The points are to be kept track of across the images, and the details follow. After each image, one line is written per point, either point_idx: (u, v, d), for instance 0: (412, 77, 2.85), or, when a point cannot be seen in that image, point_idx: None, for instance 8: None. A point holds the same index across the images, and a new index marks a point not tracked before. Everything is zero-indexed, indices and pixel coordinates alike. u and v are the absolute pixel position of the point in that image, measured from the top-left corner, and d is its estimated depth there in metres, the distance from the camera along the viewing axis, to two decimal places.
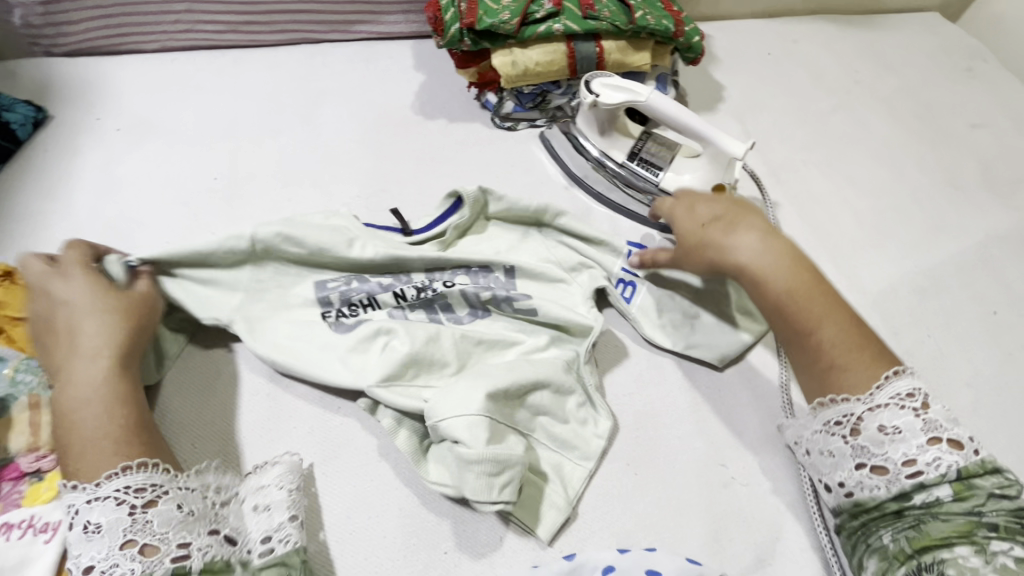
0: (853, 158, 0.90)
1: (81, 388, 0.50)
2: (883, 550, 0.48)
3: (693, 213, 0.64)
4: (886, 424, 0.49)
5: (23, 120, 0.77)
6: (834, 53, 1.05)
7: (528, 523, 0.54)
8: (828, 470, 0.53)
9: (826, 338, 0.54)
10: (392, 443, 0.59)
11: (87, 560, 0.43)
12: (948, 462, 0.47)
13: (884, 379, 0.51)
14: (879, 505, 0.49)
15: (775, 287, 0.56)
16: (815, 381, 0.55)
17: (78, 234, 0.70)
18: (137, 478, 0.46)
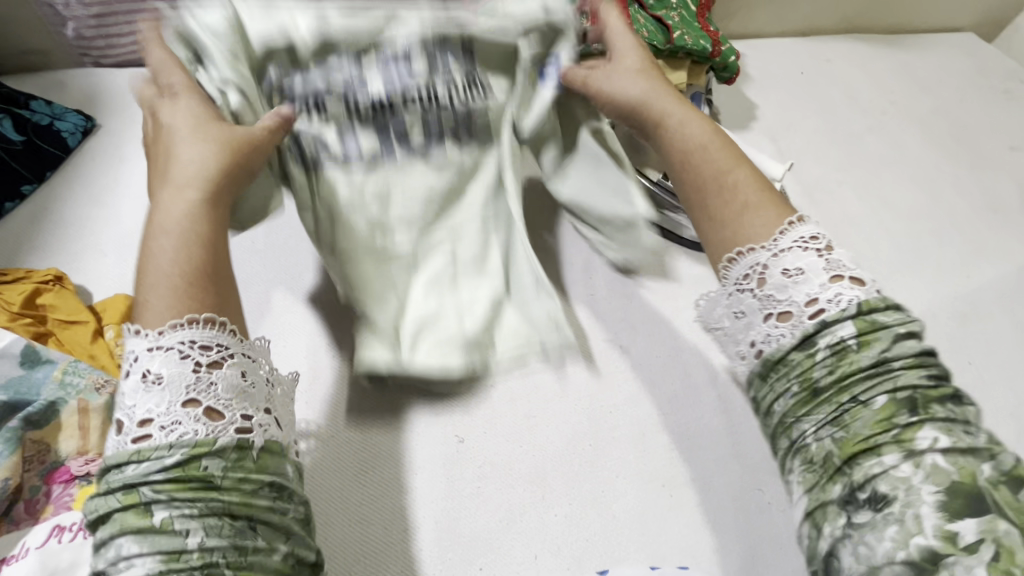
0: (889, 179, 0.89)
1: (176, 210, 0.46)
2: (807, 452, 0.44)
3: (617, 74, 0.59)
4: (789, 267, 0.48)
5: (74, 129, 0.79)
6: (868, 73, 1.05)
7: (565, 543, 0.55)
8: (742, 334, 0.51)
9: (733, 180, 0.53)
10: (427, 456, 0.60)
11: (144, 412, 0.39)
12: (849, 298, 0.45)
13: (788, 224, 0.50)
14: (788, 359, 0.46)
15: (692, 137, 0.56)
16: (722, 232, 0.53)
17: (123, 240, 0.72)
18: (205, 335, 0.41)
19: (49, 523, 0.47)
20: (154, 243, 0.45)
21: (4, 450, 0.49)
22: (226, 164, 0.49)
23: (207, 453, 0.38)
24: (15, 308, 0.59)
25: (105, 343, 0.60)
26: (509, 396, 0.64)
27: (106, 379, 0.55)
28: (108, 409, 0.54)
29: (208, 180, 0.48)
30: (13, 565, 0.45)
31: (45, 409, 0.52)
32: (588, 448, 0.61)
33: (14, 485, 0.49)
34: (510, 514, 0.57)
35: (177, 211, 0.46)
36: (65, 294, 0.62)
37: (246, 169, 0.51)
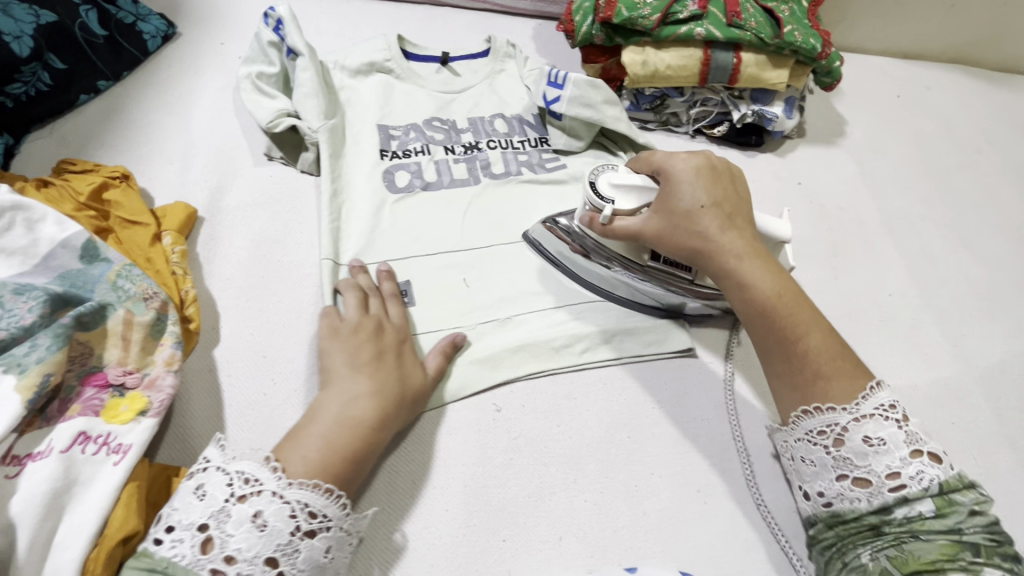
0: (976, 222, 0.84)
1: (350, 407, 0.49)
2: (865, 571, 0.45)
3: (687, 184, 0.57)
4: (870, 437, 0.47)
5: (155, 32, 0.78)
6: (968, 107, 0.99)
7: (591, 527, 0.54)
8: (808, 480, 0.51)
9: (813, 343, 0.52)
10: (464, 419, 0.58)
11: (234, 548, 0.40)
12: (930, 476, 0.45)
13: (866, 392, 0.48)
14: (855, 517, 0.47)
15: (762, 290, 0.53)
16: (780, 383, 0.52)
17: (188, 151, 0.71)
18: (321, 504, 0.43)
19: (73, 426, 0.44)
20: (319, 415, 0.48)
21: (52, 345, 0.45)
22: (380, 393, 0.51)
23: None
24: (80, 198, 0.59)
25: (161, 250, 0.59)
26: (553, 373, 0.62)
27: (155, 292, 0.52)
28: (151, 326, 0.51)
29: (370, 414, 0.49)
30: (35, 463, 0.41)
31: (96, 311, 0.49)
32: (626, 440, 0.59)
33: (55, 383, 0.44)
34: (538, 492, 0.55)
35: (321, 428, 0.47)
36: (130, 192, 0.61)
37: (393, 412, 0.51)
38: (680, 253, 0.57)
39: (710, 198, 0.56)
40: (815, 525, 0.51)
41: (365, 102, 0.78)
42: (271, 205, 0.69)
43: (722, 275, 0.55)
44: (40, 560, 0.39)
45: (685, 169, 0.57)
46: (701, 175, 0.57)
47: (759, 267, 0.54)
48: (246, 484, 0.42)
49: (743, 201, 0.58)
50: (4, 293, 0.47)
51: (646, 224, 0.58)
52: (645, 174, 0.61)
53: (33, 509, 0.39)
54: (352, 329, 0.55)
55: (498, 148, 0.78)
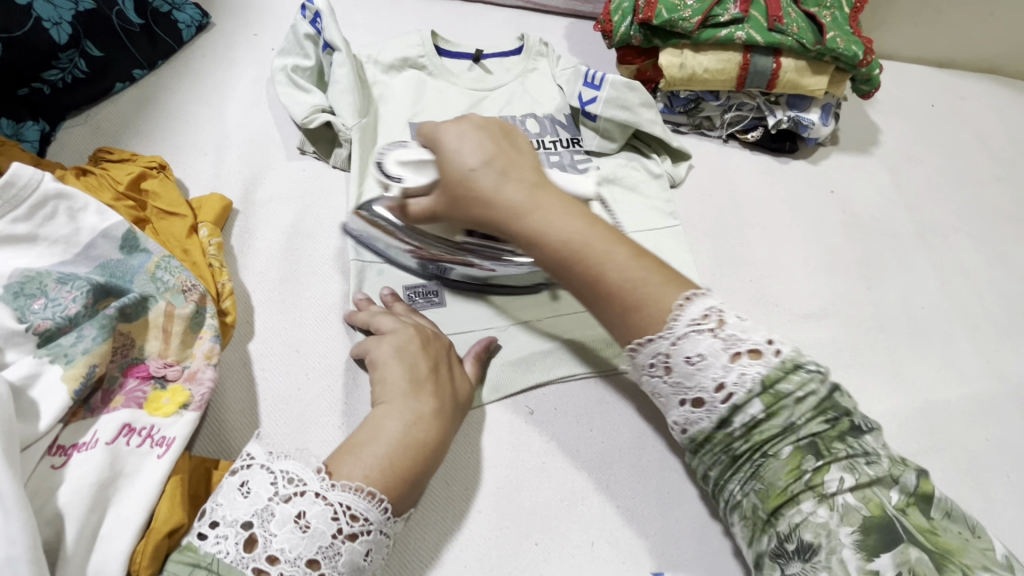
0: (1010, 235, 0.83)
1: (406, 418, 0.48)
2: (741, 509, 0.47)
3: (465, 140, 0.53)
4: (693, 354, 0.45)
5: (190, 22, 0.78)
6: (1003, 118, 0.97)
7: (622, 534, 0.54)
8: (665, 411, 0.49)
9: (612, 272, 0.49)
10: (497, 421, 0.58)
11: (276, 548, 0.40)
12: (751, 376, 0.44)
13: (679, 307, 0.47)
14: (709, 439, 0.47)
15: (557, 236, 0.50)
16: (619, 329, 0.50)
17: (223, 143, 0.71)
18: (363, 507, 0.42)
19: (118, 418, 0.44)
20: (379, 427, 0.47)
21: (97, 336, 0.45)
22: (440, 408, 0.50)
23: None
24: (119, 187, 0.59)
25: (198, 242, 0.59)
26: (587, 376, 0.62)
27: (194, 284, 0.52)
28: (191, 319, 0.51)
29: (431, 432, 0.48)
30: (80, 454, 0.42)
31: (137, 303, 0.49)
32: (659, 447, 0.58)
33: (99, 374, 0.45)
34: (570, 495, 0.55)
35: (386, 440, 0.46)
36: (167, 183, 0.61)
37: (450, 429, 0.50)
38: (480, 222, 0.53)
39: (481, 156, 0.52)
40: (686, 451, 0.51)
41: (399, 97, 0.78)
42: (305, 199, 0.69)
43: (526, 234, 0.51)
44: (86, 552, 0.39)
45: (462, 131, 0.53)
46: (476, 133, 0.54)
47: (564, 216, 0.51)
48: (290, 484, 0.42)
49: (526, 157, 0.55)
50: (47, 283, 0.47)
51: (433, 203, 0.54)
52: (428, 147, 0.56)
53: (81, 500, 0.40)
54: (405, 343, 0.53)
55: (529, 148, 0.77)
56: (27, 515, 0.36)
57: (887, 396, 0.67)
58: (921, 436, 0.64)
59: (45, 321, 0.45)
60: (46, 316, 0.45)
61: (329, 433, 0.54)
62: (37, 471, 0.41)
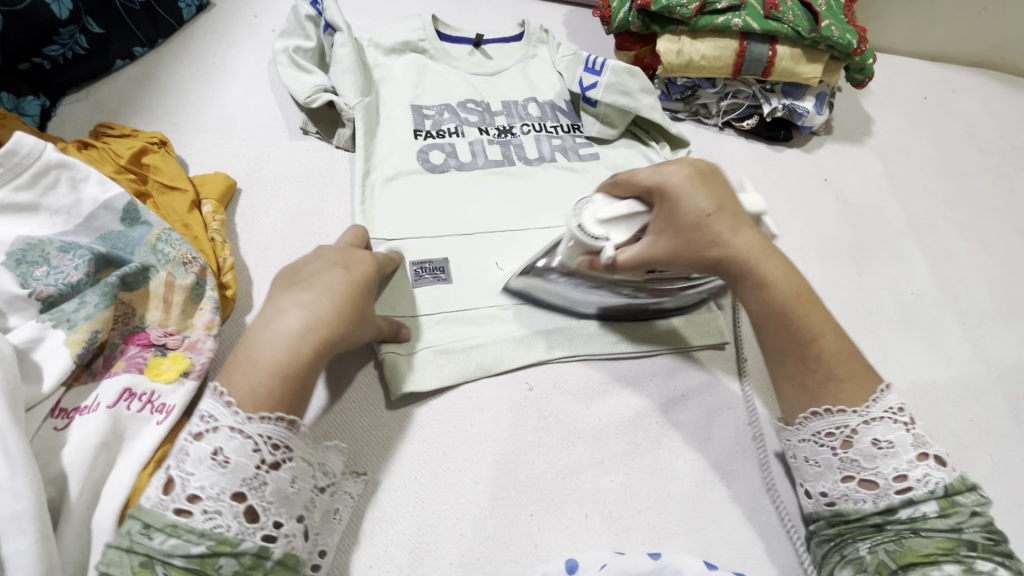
0: (998, 225, 0.85)
1: (295, 319, 0.46)
2: (860, 563, 0.46)
3: (690, 194, 0.52)
4: (879, 440, 0.47)
5: (190, 2, 0.78)
6: (994, 111, 0.99)
7: (616, 507, 0.55)
8: (811, 479, 0.50)
9: (827, 344, 0.50)
10: (496, 396, 0.59)
11: (197, 486, 0.39)
12: (934, 480, 0.45)
13: (878, 393, 0.48)
14: (860, 518, 0.47)
15: (781, 291, 0.51)
16: (805, 394, 0.50)
17: (224, 121, 0.71)
18: (284, 436, 0.42)
19: (119, 382, 0.45)
20: (263, 336, 0.45)
21: (99, 303, 0.46)
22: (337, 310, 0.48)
23: (229, 552, 0.38)
24: (121, 161, 0.59)
25: (199, 217, 0.60)
26: (586, 358, 0.63)
27: (194, 257, 0.53)
28: (191, 291, 0.52)
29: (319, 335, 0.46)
30: (82, 417, 0.43)
31: (139, 272, 0.49)
32: (653, 423, 0.60)
33: (100, 341, 0.45)
34: (566, 469, 0.56)
35: (268, 347, 0.44)
36: (168, 159, 0.62)
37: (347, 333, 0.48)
38: (682, 262, 0.53)
39: (712, 202, 0.52)
40: (816, 522, 0.51)
41: (400, 80, 0.78)
42: (306, 178, 0.69)
43: (721, 270, 0.52)
44: (88, 509, 0.40)
45: (686, 178, 0.53)
46: (704, 180, 0.54)
47: (775, 263, 0.52)
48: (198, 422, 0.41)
49: (732, 198, 0.54)
50: (50, 251, 0.47)
51: (654, 247, 0.53)
52: (626, 197, 0.54)
53: (84, 461, 0.41)
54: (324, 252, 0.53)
55: (531, 133, 0.78)
56: (33, 472, 0.37)
57: None
58: None
59: (47, 287, 0.45)
60: (49, 282, 0.46)
61: None
62: (40, 432, 0.41)
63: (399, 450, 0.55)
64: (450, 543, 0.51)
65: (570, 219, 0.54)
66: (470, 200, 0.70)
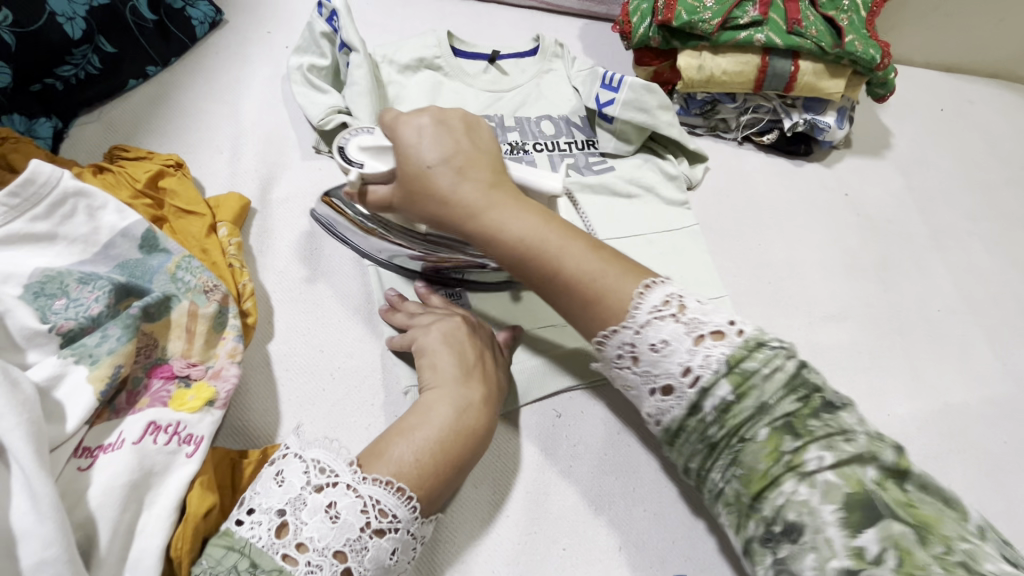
0: (1021, 238, 0.84)
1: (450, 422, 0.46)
2: (725, 497, 0.46)
3: (423, 141, 0.52)
4: (655, 343, 0.46)
5: (203, 18, 0.77)
6: (1012, 122, 0.98)
7: (650, 538, 0.53)
8: (638, 405, 0.50)
9: (571, 268, 0.49)
10: (525, 425, 0.57)
11: (305, 536, 0.39)
12: (716, 358, 0.44)
13: (639, 296, 0.47)
14: (683, 428, 0.46)
15: (514, 231, 0.50)
16: (589, 330, 0.50)
17: (237, 140, 0.70)
18: (393, 503, 0.41)
19: (143, 418, 0.43)
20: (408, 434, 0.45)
21: (122, 336, 0.44)
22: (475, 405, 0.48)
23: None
24: (137, 184, 0.58)
25: (218, 241, 0.58)
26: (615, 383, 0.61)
27: (215, 284, 0.51)
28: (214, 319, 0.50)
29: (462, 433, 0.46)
30: (106, 456, 0.41)
31: (160, 302, 0.48)
32: None
33: (123, 375, 0.44)
34: (597, 499, 0.54)
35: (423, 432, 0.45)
36: (185, 180, 0.60)
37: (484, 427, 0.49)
38: (439, 222, 0.53)
39: (439, 153, 0.52)
40: (664, 444, 0.50)
41: (415, 98, 0.77)
42: (321, 198, 0.68)
43: (482, 233, 0.51)
44: (121, 552, 0.39)
45: (420, 125, 0.52)
46: (434, 128, 0.52)
47: (518, 210, 0.51)
48: (326, 472, 0.41)
49: (486, 154, 0.54)
50: (69, 282, 0.46)
51: (393, 193, 0.54)
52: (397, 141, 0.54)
53: (112, 503, 0.39)
54: (451, 329, 0.53)
55: (545, 150, 0.77)
56: (60, 518, 0.35)
57: (905, 398, 0.67)
58: (941, 439, 0.64)
59: (67, 321, 0.44)
60: (69, 316, 0.44)
61: (355, 435, 0.53)
62: (64, 473, 0.40)
63: None
64: None
65: (339, 142, 0.55)
66: None
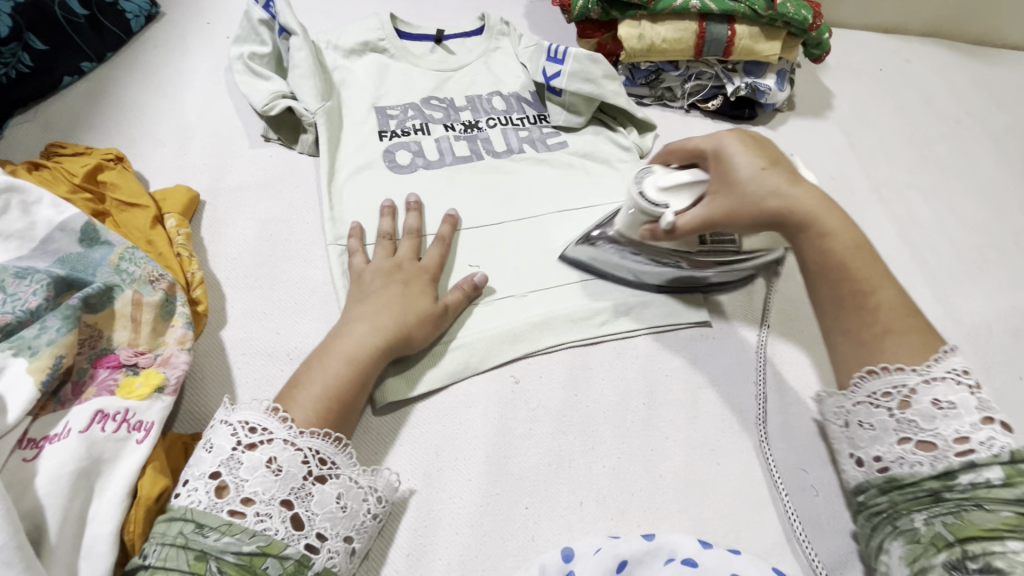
0: (957, 188, 0.87)
1: (354, 341, 0.52)
2: (915, 534, 0.42)
3: (741, 156, 0.52)
4: (940, 400, 0.44)
5: (138, 12, 0.76)
6: (947, 79, 1.01)
7: (610, 494, 0.55)
8: (865, 444, 0.48)
9: (885, 294, 0.49)
10: (483, 392, 0.59)
11: (251, 492, 0.41)
12: (1001, 445, 0.41)
13: (941, 353, 0.46)
14: (914, 483, 0.44)
15: (844, 236, 0.50)
16: (853, 351, 0.49)
17: (179, 132, 0.69)
18: (331, 451, 0.45)
19: (90, 406, 0.43)
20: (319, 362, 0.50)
21: (62, 327, 0.44)
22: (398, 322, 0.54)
23: (275, 555, 0.40)
24: (75, 180, 0.57)
25: (164, 232, 0.58)
26: (569, 347, 0.63)
27: (161, 273, 0.51)
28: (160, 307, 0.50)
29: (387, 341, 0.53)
30: (52, 445, 0.41)
31: (102, 292, 0.48)
32: (641, 406, 0.60)
33: (67, 365, 0.44)
34: (558, 458, 0.56)
35: (346, 344, 0.52)
36: (127, 173, 0.60)
37: (405, 339, 0.54)
38: (762, 218, 0.51)
39: (763, 160, 0.52)
40: (865, 490, 0.48)
41: (362, 81, 0.77)
42: (271, 185, 0.68)
43: (799, 219, 0.50)
44: (74, 538, 0.39)
45: (739, 144, 0.52)
46: (757, 147, 0.53)
47: (834, 214, 0.51)
48: (257, 431, 0.43)
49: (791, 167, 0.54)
50: (5, 278, 0.45)
51: (712, 207, 0.52)
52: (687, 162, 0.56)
53: (60, 491, 0.39)
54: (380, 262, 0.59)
55: (498, 126, 0.77)
56: (8, 505, 0.35)
57: None
58: None
59: (5, 314, 0.43)
60: (6, 309, 0.44)
61: None
62: (8, 464, 0.40)
63: (389, 453, 0.54)
64: (446, 544, 0.50)
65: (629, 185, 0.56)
66: (444, 194, 0.70)
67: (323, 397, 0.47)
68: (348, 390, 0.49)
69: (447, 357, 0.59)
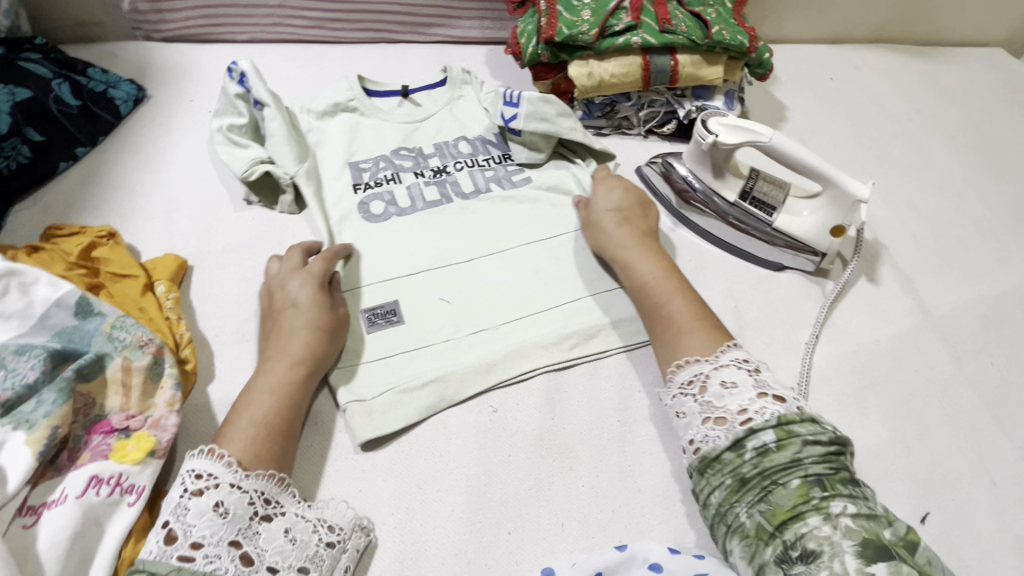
0: (915, 184, 0.90)
1: (274, 375, 0.56)
2: (744, 529, 0.46)
3: (605, 194, 0.74)
4: (727, 381, 0.52)
5: (126, 97, 0.83)
6: (897, 80, 1.06)
7: (589, 512, 0.56)
8: (683, 429, 0.53)
9: (680, 313, 0.61)
10: (462, 423, 0.61)
11: (198, 535, 0.45)
12: (772, 410, 0.49)
13: (723, 347, 0.56)
14: (721, 458, 0.49)
15: (641, 270, 0.66)
16: (662, 348, 0.60)
17: (168, 203, 0.74)
18: (275, 491, 0.49)
19: (86, 472, 0.47)
20: (246, 405, 0.54)
21: (57, 399, 0.48)
22: (317, 347, 0.59)
23: None
24: (71, 258, 0.62)
25: (155, 298, 0.62)
26: (544, 372, 0.65)
27: (150, 337, 0.54)
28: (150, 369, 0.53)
29: (304, 366, 0.57)
30: (50, 511, 0.45)
31: (94, 362, 0.51)
32: (617, 424, 0.62)
33: (62, 435, 0.47)
34: (537, 481, 0.58)
35: (270, 376, 0.56)
36: (119, 248, 0.65)
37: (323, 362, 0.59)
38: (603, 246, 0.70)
39: (614, 202, 0.73)
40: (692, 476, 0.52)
41: (335, 139, 0.82)
42: (255, 245, 0.72)
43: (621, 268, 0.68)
44: None
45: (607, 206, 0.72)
46: (620, 189, 0.74)
47: (648, 254, 0.67)
48: (205, 475, 0.47)
49: (647, 212, 0.73)
50: (6, 355, 0.50)
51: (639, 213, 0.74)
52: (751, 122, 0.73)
53: (59, 552, 0.43)
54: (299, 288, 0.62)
55: (465, 169, 0.82)
56: None
57: (820, 343, 0.72)
58: (858, 377, 0.69)
59: (5, 391, 0.48)
60: (6, 386, 0.48)
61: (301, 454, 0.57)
62: (9, 532, 0.43)
63: (374, 490, 0.57)
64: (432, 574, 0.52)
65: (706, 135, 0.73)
66: (418, 236, 0.74)
67: (257, 429, 0.52)
68: (280, 417, 0.53)
69: (422, 394, 0.62)
